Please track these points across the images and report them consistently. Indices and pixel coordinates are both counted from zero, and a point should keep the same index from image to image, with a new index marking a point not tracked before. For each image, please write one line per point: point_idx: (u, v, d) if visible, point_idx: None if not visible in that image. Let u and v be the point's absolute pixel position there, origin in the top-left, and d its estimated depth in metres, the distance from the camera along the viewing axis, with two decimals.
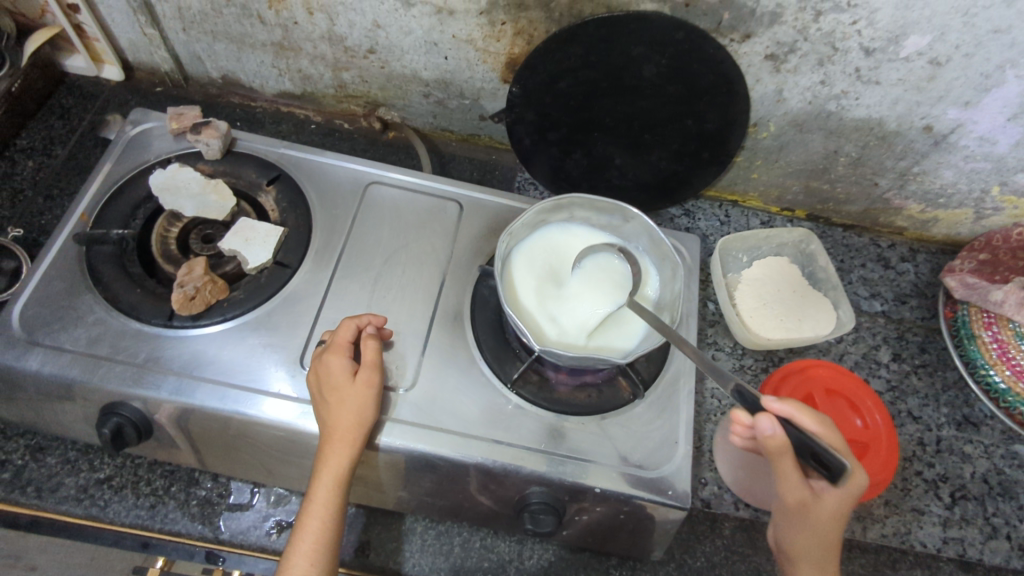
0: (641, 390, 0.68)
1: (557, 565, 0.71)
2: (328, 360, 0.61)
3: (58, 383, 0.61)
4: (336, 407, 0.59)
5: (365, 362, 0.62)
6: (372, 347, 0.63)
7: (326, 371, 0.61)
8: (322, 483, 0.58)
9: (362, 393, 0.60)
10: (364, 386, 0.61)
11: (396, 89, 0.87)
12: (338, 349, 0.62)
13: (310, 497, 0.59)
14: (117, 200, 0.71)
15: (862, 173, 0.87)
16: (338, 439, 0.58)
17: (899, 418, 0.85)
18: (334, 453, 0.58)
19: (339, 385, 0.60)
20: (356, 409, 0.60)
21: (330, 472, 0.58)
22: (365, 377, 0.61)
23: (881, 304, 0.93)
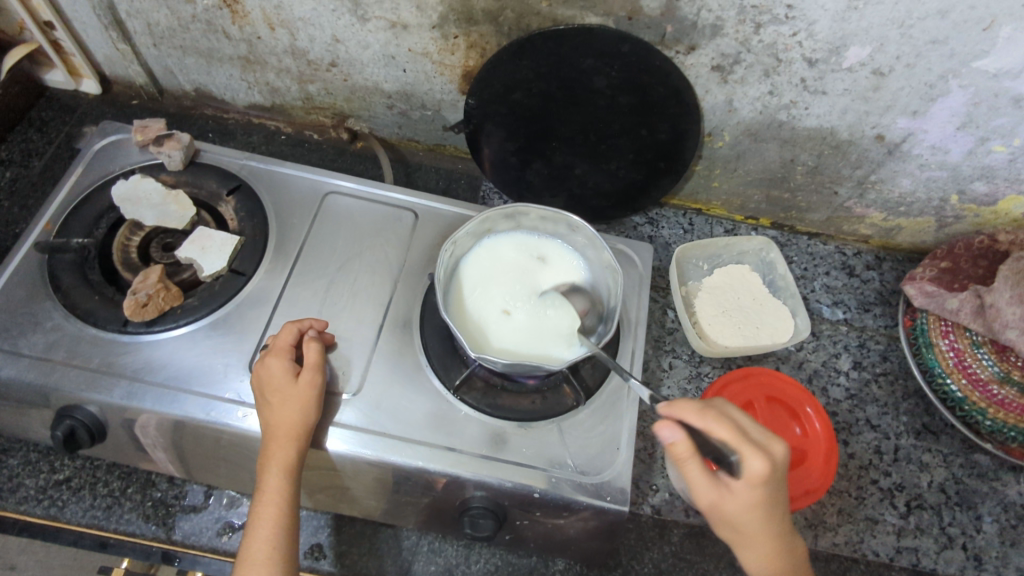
0: (584, 398, 0.69)
1: (504, 569, 0.72)
2: (269, 362, 0.63)
3: (15, 386, 0.64)
4: (279, 407, 0.61)
5: (307, 362, 0.64)
6: (313, 349, 0.64)
7: (267, 374, 0.63)
8: (271, 479, 0.59)
9: (304, 391, 0.62)
10: (305, 385, 0.62)
11: (361, 101, 0.89)
12: (279, 352, 0.64)
13: (260, 495, 0.59)
14: (80, 210, 0.73)
15: (820, 182, 0.88)
16: (283, 437, 0.60)
17: (857, 426, 0.85)
18: (279, 450, 0.59)
19: (280, 385, 0.62)
20: (300, 407, 0.61)
21: (278, 468, 0.59)
22: (307, 376, 0.63)
23: (844, 312, 0.93)
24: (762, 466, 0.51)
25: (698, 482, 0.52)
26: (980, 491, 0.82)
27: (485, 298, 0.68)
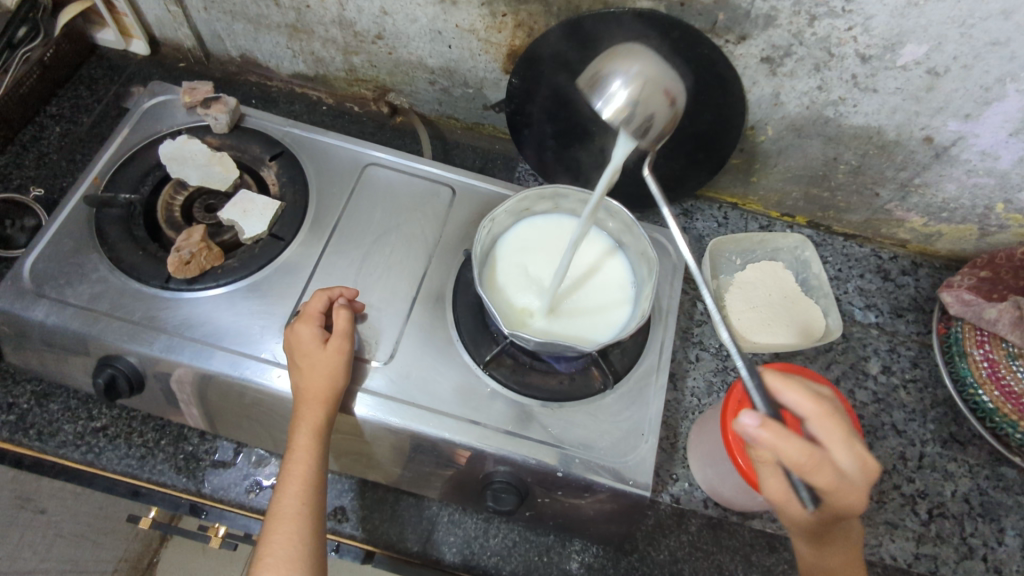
0: (611, 381, 0.69)
1: (521, 545, 0.73)
2: (300, 327, 0.64)
3: (60, 333, 0.66)
4: (308, 371, 0.62)
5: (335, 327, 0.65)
6: (342, 316, 0.65)
7: (297, 339, 0.64)
8: (302, 440, 0.60)
9: (334, 357, 0.63)
10: (335, 351, 0.63)
11: (404, 75, 0.90)
12: (309, 318, 0.65)
13: (290, 456, 0.60)
14: (129, 167, 0.75)
15: (862, 182, 0.86)
16: (312, 400, 0.61)
17: (882, 430, 0.84)
18: (308, 412, 0.61)
19: (310, 350, 0.63)
20: (329, 371, 0.62)
21: (308, 429, 0.60)
22: (336, 342, 0.64)
23: (875, 316, 0.92)
24: (850, 504, 0.53)
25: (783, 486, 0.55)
26: (1004, 504, 0.81)
27: (523, 281, 0.68)
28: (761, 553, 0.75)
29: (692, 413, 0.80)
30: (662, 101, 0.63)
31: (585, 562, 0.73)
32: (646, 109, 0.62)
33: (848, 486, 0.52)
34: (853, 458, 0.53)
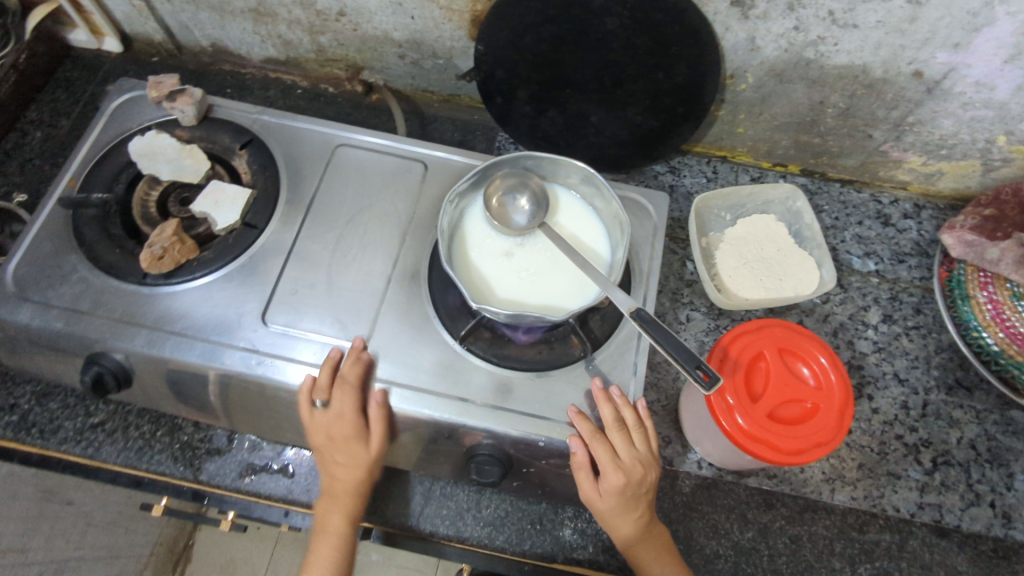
0: (591, 347, 0.68)
1: (514, 514, 0.74)
2: (342, 399, 0.64)
3: (46, 335, 0.67)
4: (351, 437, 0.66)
5: (375, 403, 0.65)
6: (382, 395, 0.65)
7: (337, 406, 0.65)
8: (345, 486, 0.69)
9: (376, 428, 0.66)
10: (376, 426, 0.66)
11: (372, 51, 0.88)
12: (346, 388, 0.65)
13: (334, 496, 0.69)
14: (102, 167, 0.75)
15: (853, 125, 0.82)
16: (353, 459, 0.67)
17: (883, 380, 0.82)
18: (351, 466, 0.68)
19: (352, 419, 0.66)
20: (370, 439, 0.67)
21: (350, 480, 0.68)
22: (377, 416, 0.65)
23: (875, 264, 0.89)
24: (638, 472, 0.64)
25: (638, 443, 0.65)
26: (1014, 449, 0.78)
27: (492, 258, 0.66)
28: (757, 510, 0.75)
29: (683, 374, 0.79)
30: (518, 198, 0.69)
31: (579, 527, 0.73)
32: (510, 203, 0.68)
33: (612, 464, 0.63)
34: (614, 442, 0.64)
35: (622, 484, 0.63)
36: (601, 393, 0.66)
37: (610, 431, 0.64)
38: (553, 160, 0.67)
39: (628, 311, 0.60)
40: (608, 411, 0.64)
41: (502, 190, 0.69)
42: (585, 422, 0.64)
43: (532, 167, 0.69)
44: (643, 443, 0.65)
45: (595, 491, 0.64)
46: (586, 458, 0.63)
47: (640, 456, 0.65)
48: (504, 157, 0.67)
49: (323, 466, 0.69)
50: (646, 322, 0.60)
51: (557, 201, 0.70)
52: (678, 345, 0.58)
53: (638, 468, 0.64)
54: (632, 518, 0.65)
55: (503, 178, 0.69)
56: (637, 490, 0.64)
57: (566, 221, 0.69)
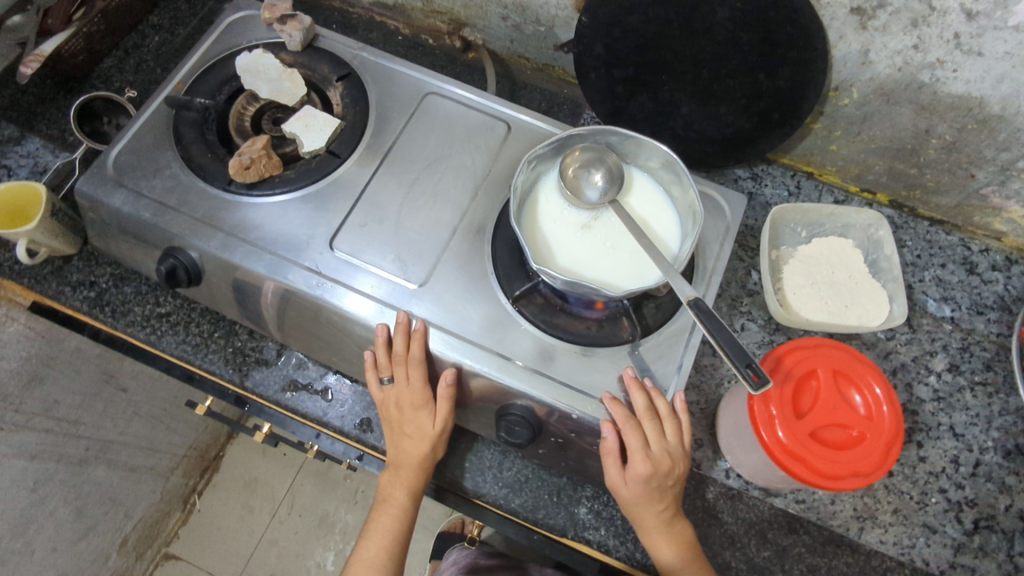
0: (641, 332, 0.68)
1: (533, 481, 0.75)
2: (410, 374, 0.68)
3: (133, 221, 0.72)
4: (420, 411, 0.70)
5: (444, 381, 0.68)
6: (451, 375, 0.67)
7: (405, 379, 0.69)
8: (410, 460, 0.71)
9: (443, 406, 0.69)
10: (441, 402, 0.69)
11: (477, 8, 0.89)
12: (415, 365, 0.68)
13: (398, 466, 0.72)
14: (208, 76, 0.79)
15: (956, 160, 0.79)
16: (421, 433, 0.70)
17: (936, 430, 0.78)
18: (418, 441, 0.70)
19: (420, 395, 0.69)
20: (436, 414, 0.70)
21: (415, 454, 0.71)
22: (445, 395, 0.68)
23: (951, 310, 0.85)
24: (664, 464, 0.65)
25: (668, 434, 0.65)
26: None
27: (559, 225, 0.67)
28: (778, 531, 0.74)
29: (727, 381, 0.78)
30: (594, 172, 0.69)
31: (594, 508, 0.73)
32: (586, 175, 0.68)
33: (640, 453, 0.64)
34: (644, 432, 0.64)
35: (649, 474, 0.65)
36: (632, 380, 0.65)
37: (642, 419, 0.64)
38: (637, 140, 0.67)
39: (686, 300, 0.60)
40: (642, 400, 0.64)
41: (580, 161, 0.69)
42: (620, 407, 0.63)
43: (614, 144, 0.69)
44: (674, 436, 0.66)
45: (621, 478, 0.66)
46: (615, 444, 0.64)
47: (669, 448, 0.66)
48: (589, 129, 0.67)
49: (393, 437, 0.72)
50: (703, 313, 0.59)
51: (633, 182, 0.70)
52: (733, 340, 0.57)
53: (666, 460, 0.65)
54: (657, 509, 0.66)
55: (582, 151, 0.69)
56: (663, 480, 0.66)
57: (638, 203, 0.68)
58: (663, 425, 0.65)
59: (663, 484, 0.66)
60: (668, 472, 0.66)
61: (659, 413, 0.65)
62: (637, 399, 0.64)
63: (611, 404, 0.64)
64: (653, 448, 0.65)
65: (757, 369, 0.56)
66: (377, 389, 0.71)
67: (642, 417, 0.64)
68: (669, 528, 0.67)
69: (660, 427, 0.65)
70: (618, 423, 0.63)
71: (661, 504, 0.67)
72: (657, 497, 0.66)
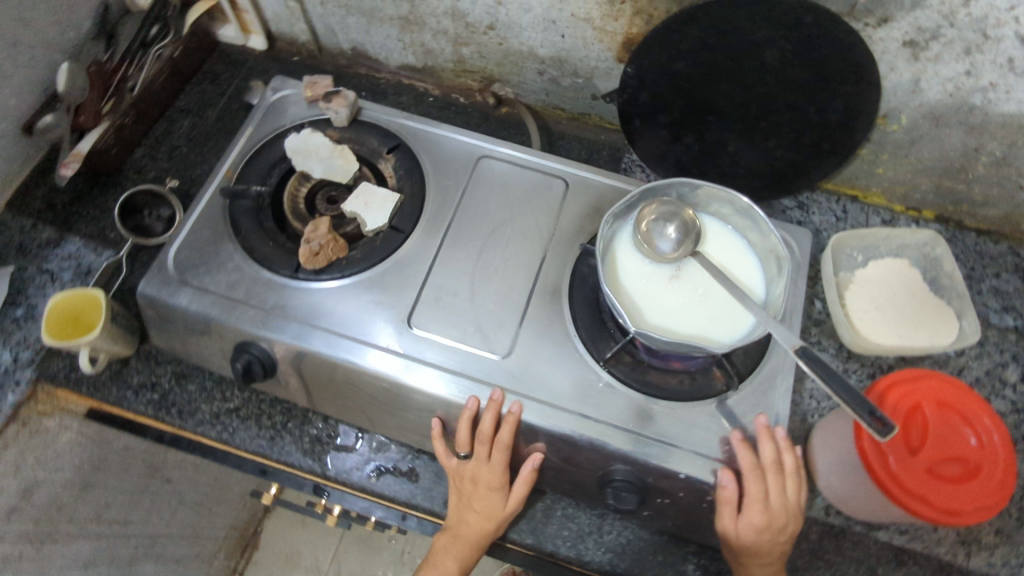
0: (735, 381, 0.67)
1: (635, 543, 0.73)
2: (495, 455, 0.67)
3: (201, 319, 0.69)
4: (495, 490, 0.68)
5: (529, 465, 0.68)
6: (535, 461, 0.67)
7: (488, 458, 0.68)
8: (469, 536, 0.69)
9: (519, 490, 0.69)
10: (520, 485, 0.68)
11: (512, 66, 0.89)
12: (500, 448, 0.66)
13: (454, 537, 0.69)
14: (257, 161, 0.78)
15: (1005, 174, 0.80)
16: (489, 513, 0.69)
17: (1021, 443, 0.78)
18: (484, 519, 0.69)
19: (499, 475, 0.68)
20: (509, 496, 0.69)
21: (477, 532, 0.68)
22: (525, 479, 0.68)
23: (1013, 319, 0.85)
24: (780, 518, 0.64)
25: (787, 489, 0.65)
26: None
27: (642, 281, 0.66)
28: (886, 566, 0.72)
29: (812, 417, 0.77)
30: (671, 224, 0.68)
31: (701, 564, 0.72)
32: (663, 228, 0.68)
33: (761, 504, 0.63)
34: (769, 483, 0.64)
35: (763, 526, 0.63)
36: (765, 429, 0.65)
37: (768, 471, 0.64)
38: (714, 189, 0.66)
39: (793, 347, 0.59)
40: (771, 451, 0.64)
41: (656, 214, 0.69)
42: (749, 454, 0.63)
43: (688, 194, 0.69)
44: (793, 489, 0.65)
45: (733, 526, 0.64)
46: (734, 493, 0.62)
47: (787, 502, 0.65)
48: (664, 182, 0.67)
49: (457, 508, 0.70)
50: (811, 360, 0.58)
51: (708, 229, 0.69)
52: (849, 387, 0.57)
53: (782, 514, 0.64)
54: (760, 562, 0.65)
55: (657, 204, 0.69)
56: (775, 536, 0.64)
57: (717, 251, 0.68)
58: (784, 479, 0.65)
59: (777, 540, 0.64)
60: (782, 527, 0.64)
61: (784, 466, 0.65)
62: (767, 449, 0.64)
63: (738, 449, 0.63)
64: (773, 500, 0.64)
65: (879, 414, 0.56)
66: (449, 460, 0.70)
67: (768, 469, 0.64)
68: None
69: (780, 481, 0.64)
70: (744, 470, 0.63)
71: (769, 560, 0.65)
72: (767, 552, 0.64)
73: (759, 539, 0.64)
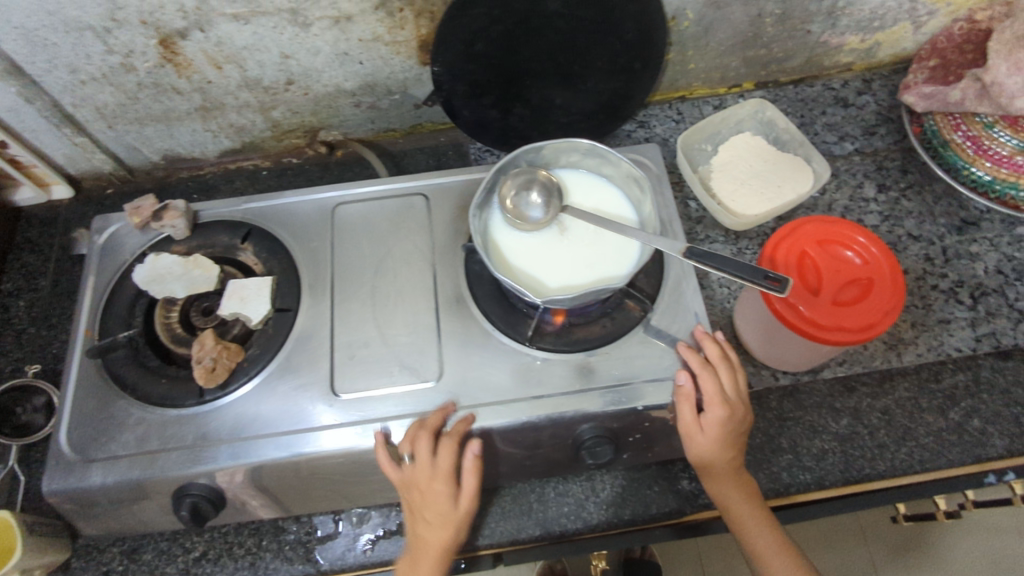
0: (649, 304, 0.70)
1: (630, 486, 0.75)
2: (440, 454, 0.63)
3: (125, 487, 0.65)
4: (443, 494, 0.64)
5: (471, 453, 0.64)
6: (477, 446, 0.64)
7: (434, 460, 0.63)
8: (429, 551, 0.65)
9: (470, 485, 0.65)
10: (469, 479, 0.64)
11: (328, 109, 0.88)
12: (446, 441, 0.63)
13: (416, 559, 0.65)
14: (112, 308, 0.73)
15: (792, 26, 0.87)
16: (445, 521, 0.65)
17: (901, 243, 0.86)
18: (440, 528, 0.65)
19: (445, 474, 0.63)
20: (461, 496, 0.65)
21: (438, 542, 0.65)
22: (474, 468, 0.64)
23: (851, 144, 0.94)
24: (738, 408, 0.66)
25: (737, 381, 0.67)
26: None
27: (531, 253, 0.68)
28: (842, 397, 0.78)
29: (729, 302, 0.81)
30: (532, 191, 0.70)
31: (694, 475, 0.74)
32: (526, 198, 0.70)
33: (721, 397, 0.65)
34: (726, 378, 0.66)
35: (726, 417, 0.65)
36: (704, 334, 0.68)
37: (722, 367, 0.66)
38: (555, 143, 0.69)
39: (680, 251, 0.62)
40: (717, 347, 0.67)
41: (515, 189, 0.70)
42: (695, 355, 0.66)
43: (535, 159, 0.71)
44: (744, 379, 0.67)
45: (696, 425, 0.65)
46: (692, 390, 0.64)
47: (741, 393, 0.67)
48: (508, 157, 0.68)
49: (411, 525, 0.66)
50: (699, 258, 0.62)
51: (567, 182, 0.72)
52: (739, 264, 0.61)
53: (739, 404, 0.66)
54: (728, 456, 0.66)
55: (512, 178, 0.70)
56: (737, 426, 0.66)
57: (584, 197, 0.70)
58: (735, 374, 0.67)
59: (739, 428, 0.66)
60: (740, 415, 0.66)
61: (731, 360, 0.67)
62: (713, 347, 0.67)
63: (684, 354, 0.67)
64: (732, 392, 0.66)
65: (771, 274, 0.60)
66: (395, 471, 0.64)
67: (722, 367, 0.66)
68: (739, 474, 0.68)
69: (731, 375, 0.66)
70: (696, 368, 0.66)
71: (736, 449, 0.66)
72: (733, 443, 0.66)
73: (723, 431, 0.65)
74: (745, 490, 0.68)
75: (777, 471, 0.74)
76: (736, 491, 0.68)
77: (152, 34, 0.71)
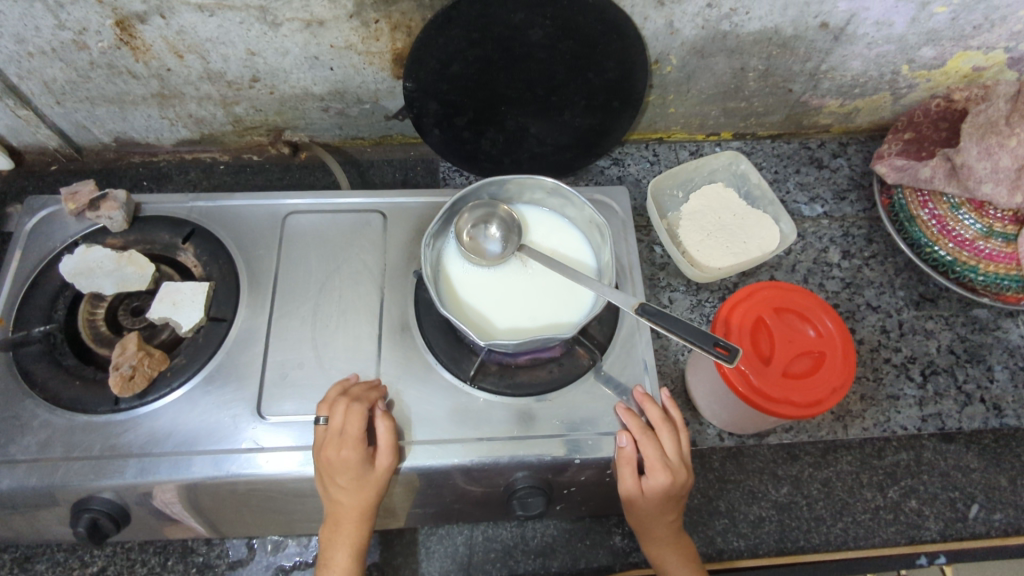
0: (599, 354, 0.68)
1: (561, 537, 0.72)
2: (348, 420, 0.60)
3: (19, 495, 0.60)
4: (354, 459, 0.59)
5: (380, 409, 0.62)
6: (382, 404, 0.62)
7: (340, 425, 0.60)
8: (349, 514, 0.60)
9: (384, 441, 0.60)
10: (382, 443, 0.60)
11: (293, 110, 0.85)
12: (354, 405, 0.61)
13: (337, 523, 0.61)
14: (32, 298, 0.68)
15: (774, 83, 0.87)
16: (358, 486, 0.59)
17: (859, 312, 0.86)
18: (357, 492, 0.59)
19: (355, 441, 0.59)
20: (376, 458, 0.60)
21: (355, 505, 0.59)
22: (386, 430, 0.61)
23: (821, 206, 0.93)
24: (682, 474, 0.62)
25: (681, 443, 0.64)
26: (985, 343, 0.84)
27: (484, 291, 0.65)
28: (785, 465, 0.78)
29: (683, 355, 0.80)
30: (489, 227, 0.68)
31: (627, 532, 0.73)
32: (483, 233, 0.68)
33: (662, 464, 0.61)
34: (667, 442, 0.63)
35: (668, 485, 0.61)
36: (643, 395, 0.65)
37: (662, 431, 0.63)
38: (517, 180, 0.66)
39: (633, 308, 0.61)
40: (657, 409, 0.64)
41: (473, 223, 0.68)
42: (634, 417, 0.64)
43: (496, 194, 0.68)
44: (687, 441, 0.65)
45: (637, 490, 0.62)
46: (632, 454, 0.62)
47: (684, 457, 0.64)
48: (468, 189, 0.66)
49: (324, 491, 0.60)
50: (653, 316, 0.61)
51: (528, 220, 0.70)
52: (690, 327, 0.59)
53: (683, 468, 0.63)
54: (665, 521, 0.64)
55: (470, 212, 0.68)
56: (679, 493, 0.63)
57: (543, 238, 0.68)
58: (678, 435, 0.64)
59: (681, 494, 0.63)
60: (683, 481, 0.63)
61: (673, 422, 0.65)
62: (653, 408, 0.64)
63: (624, 416, 0.64)
64: (674, 457, 0.63)
65: (721, 341, 0.58)
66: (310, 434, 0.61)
67: (662, 431, 0.63)
68: (679, 536, 0.66)
69: (673, 438, 0.63)
70: (634, 431, 0.63)
71: (674, 515, 0.64)
72: (672, 508, 0.63)
73: (664, 499, 0.62)
74: (684, 556, 0.66)
75: (712, 534, 0.73)
76: (674, 556, 0.65)
77: (107, 15, 0.67)
